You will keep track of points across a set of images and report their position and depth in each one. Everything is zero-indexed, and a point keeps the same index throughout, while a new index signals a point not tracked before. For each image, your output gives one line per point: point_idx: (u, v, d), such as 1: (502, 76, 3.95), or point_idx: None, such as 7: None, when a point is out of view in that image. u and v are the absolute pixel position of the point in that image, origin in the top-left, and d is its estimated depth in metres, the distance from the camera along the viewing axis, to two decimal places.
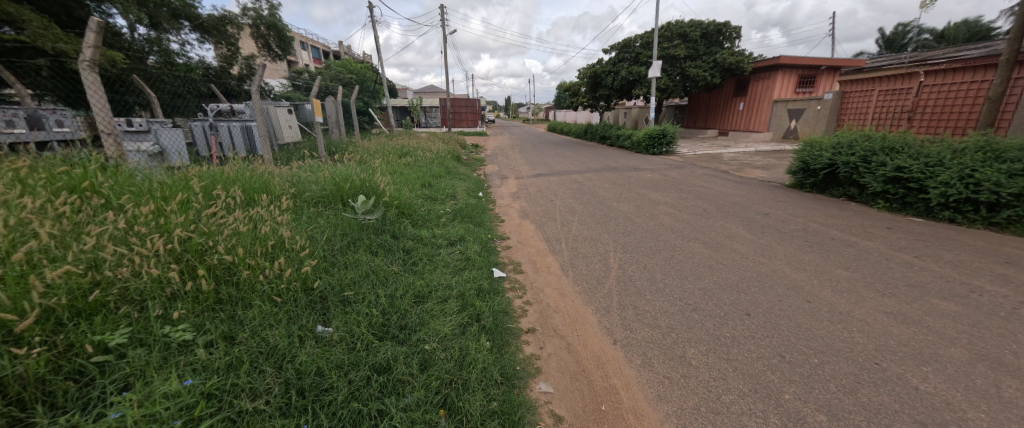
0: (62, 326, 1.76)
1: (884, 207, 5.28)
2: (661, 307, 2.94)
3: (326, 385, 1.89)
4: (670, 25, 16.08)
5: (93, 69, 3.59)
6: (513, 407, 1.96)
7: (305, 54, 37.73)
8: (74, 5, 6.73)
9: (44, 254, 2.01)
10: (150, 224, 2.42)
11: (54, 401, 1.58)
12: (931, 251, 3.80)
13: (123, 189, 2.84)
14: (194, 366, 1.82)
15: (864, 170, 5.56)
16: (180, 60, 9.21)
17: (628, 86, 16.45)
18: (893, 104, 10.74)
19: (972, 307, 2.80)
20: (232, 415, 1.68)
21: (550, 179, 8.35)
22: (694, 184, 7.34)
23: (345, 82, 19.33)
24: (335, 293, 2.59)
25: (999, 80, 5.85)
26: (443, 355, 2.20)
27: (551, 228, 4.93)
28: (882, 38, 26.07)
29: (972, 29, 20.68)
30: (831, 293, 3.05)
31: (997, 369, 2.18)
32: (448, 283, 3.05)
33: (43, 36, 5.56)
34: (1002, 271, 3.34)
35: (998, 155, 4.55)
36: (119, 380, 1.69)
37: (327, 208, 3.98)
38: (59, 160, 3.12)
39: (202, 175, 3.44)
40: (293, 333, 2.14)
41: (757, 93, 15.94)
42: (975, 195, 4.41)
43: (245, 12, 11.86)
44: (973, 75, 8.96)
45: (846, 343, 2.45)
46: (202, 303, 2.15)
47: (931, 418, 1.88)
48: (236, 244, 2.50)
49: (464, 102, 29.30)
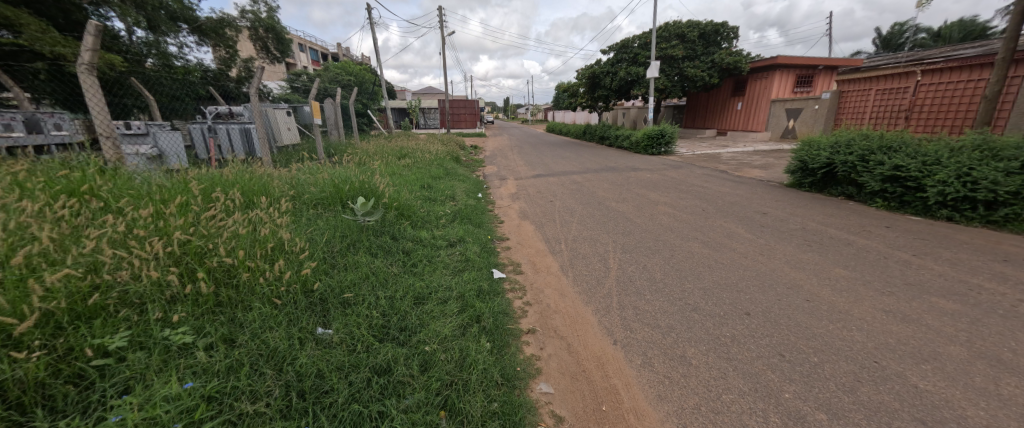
0: (61, 330, 1.76)
1: (882, 206, 5.30)
2: (660, 306, 2.95)
3: (327, 387, 1.89)
4: (667, 26, 16.14)
5: (92, 72, 3.59)
6: (513, 409, 1.96)
7: (303, 57, 37.81)
8: (72, 8, 6.74)
9: (43, 258, 2.01)
10: (149, 227, 2.42)
11: (54, 405, 1.58)
12: (929, 250, 3.81)
13: (122, 192, 2.84)
14: (194, 369, 1.81)
15: (862, 170, 5.58)
16: (178, 62, 9.21)
17: (626, 86, 16.49)
18: (890, 103, 10.78)
19: (971, 305, 2.81)
20: (232, 418, 1.68)
21: (549, 180, 8.37)
22: (693, 184, 7.35)
23: (343, 84, 19.36)
24: (334, 295, 2.59)
25: (996, 79, 5.87)
26: (443, 357, 2.20)
27: (550, 229, 4.94)
28: (879, 38, 26.19)
29: (968, 29, 20.80)
30: (829, 292, 3.06)
31: (996, 367, 2.18)
32: (448, 284, 3.05)
33: (42, 39, 5.55)
34: (1000, 269, 3.35)
35: (995, 153, 4.56)
36: (119, 384, 1.69)
37: (326, 210, 3.98)
38: (58, 164, 3.11)
39: (201, 178, 3.44)
40: (293, 335, 2.14)
41: (755, 93, 15.98)
42: (972, 194, 4.43)
43: (242, 15, 11.76)
44: (970, 74, 9.00)
45: (845, 342, 2.45)
46: (201, 306, 2.14)
47: (930, 416, 1.89)
48: (235, 247, 2.50)
49: (462, 103, 29.37)
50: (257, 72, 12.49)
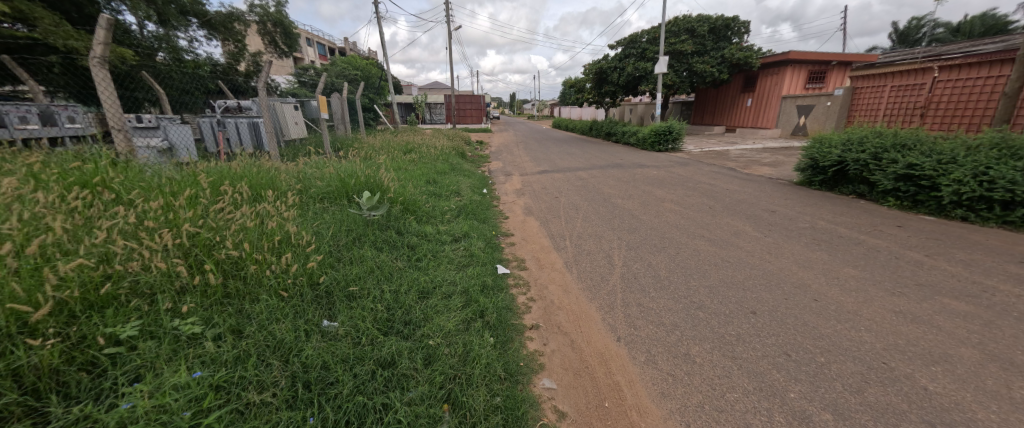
0: (75, 318, 1.81)
1: (894, 205, 5.22)
2: (666, 304, 2.94)
3: (332, 379, 1.91)
4: (677, 20, 16.00)
5: (103, 65, 3.64)
6: (516, 403, 1.98)
7: (310, 51, 37.91)
8: (85, 2, 6.82)
9: (57, 248, 2.05)
10: (159, 219, 2.47)
11: (67, 391, 1.62)
12: (943, 250, 3.75)
13: (133, 184, 2.89)
14: (203, 358, 1.85)
15: (875, 168, 5.49)
16: (188, 57, 9.32)
17: (634, 81, 16.35)
18: (906, 99, 10.58)
19: (984, 306, 2.77)
20: (240, 407, 1.71)
21: (555, 176, 8.36)
22: (700, 182, 7.29)
23: (349, 79, 19.41)
24: (340, 288, 2.61)
25: (1016, 75, 5.71)
26: (447, 351, 2.22)
27: (555, 225, 4.93)
28: (895, 33, 25.66)
29: (989, 24, 20.35)
30: (838, 291, 3.03)
31: (1008, 370, 2.15)
32: (452, 279, 3.06)
33: (55, 33, 5.69)
34: (1015, 270, 3.29)
35: (1014, 152, 4.46)
36: (130, 372, 1.72)
37: (332, 204, 4.01)
38: (71, 156, 3.16)
39: (210, 171, 3.48)
40: (299, 327, 2.17)
41: (766, 89, 15.74)
42: (989, 194, 4.34)
43: (251, 9, 11.78)
44: (990, 70, 8.83)
45: (854, 343, 2.43)
46: (210, 297, 2.19)
47: (939, 419, 1.87)
48: (242, 240, 2.53)
49: (468, 98, 29.38)
50: (265, 66, 12.52)
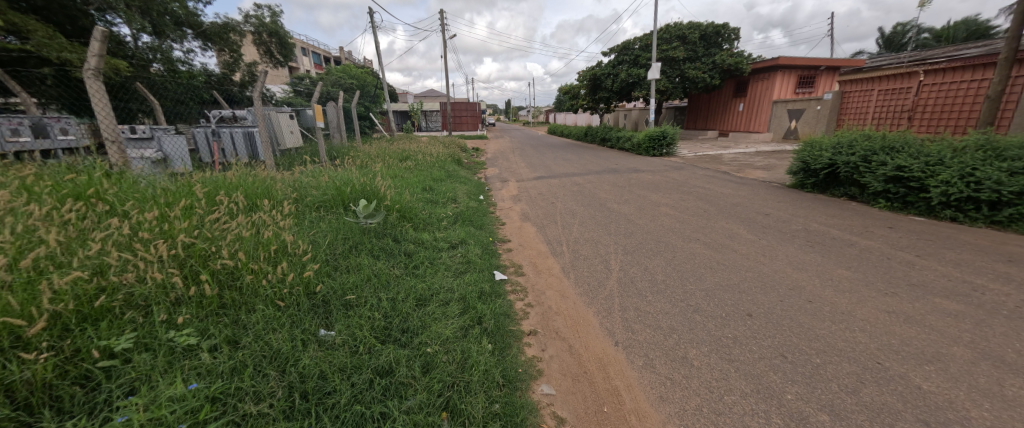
0: (68, 331, 1.79)
1: (885, 207, 5.29)
2: (663, 308, 2.96)
3: (329, 388, 1.91)
4: (668, 27, 16.26)
5: (97, 76, 3.61)
6: (515, 409, 1.98)
7: (305, 60, 38.09)
8: (79, 14, 6.84)
9: (50, 261, 2.03)
10: (154, 230, 2.46)
11: (60, 406, 1.60)
12: (933, 250, 3.81)
13: (127, 195, 2.87)
14: (199, 370, 1.83)
15: (865, 170, 5.56)
16: (182, 67, 9.32)
17: (627, 87, 16.51)
18: (893, 103, 10.75)
19: (975, 305, 2.81)
20: (236, 419, 1.70)
21: (551, 181, 8.39)
22: (695, 185, 7.35)
23: (345, 87, 19.55)
24: (337, 297, 2.60)
25: (997, 79, 5.82)
26: (444, 358, 2.21)
27: (551, 230, 4.96)
28: (881, 38, 26.15)
29: (972, 29, 20.87)
30: (831, 293, 3.06)
31: (1000, 368, 2.18)
32: (449, 286, 3.07)
33: (49, 45, 5.62)
34: (1004, 269, 3.34)
35: (999, 153, 4.55)
36: (125, 385, 1.71)
37: (329, 213, 4.00)
38: (65, 168, 3.15)
39: (204, 181, 3.47)
40: (296, 336, 2.16)
41: (757, 93, 15.93)
42: (976, 194, 4.42)
43: (246, 20, 11.85)
44: (973, 74, 8.99)
45: (848, 343, 2.45)
46: (205, 308, 2.18)
47: (933, 417, 1.89)
48: (238, 249, 2.53)
49: (465, 105, 29.52)
50: (259, 76, 12.54)
